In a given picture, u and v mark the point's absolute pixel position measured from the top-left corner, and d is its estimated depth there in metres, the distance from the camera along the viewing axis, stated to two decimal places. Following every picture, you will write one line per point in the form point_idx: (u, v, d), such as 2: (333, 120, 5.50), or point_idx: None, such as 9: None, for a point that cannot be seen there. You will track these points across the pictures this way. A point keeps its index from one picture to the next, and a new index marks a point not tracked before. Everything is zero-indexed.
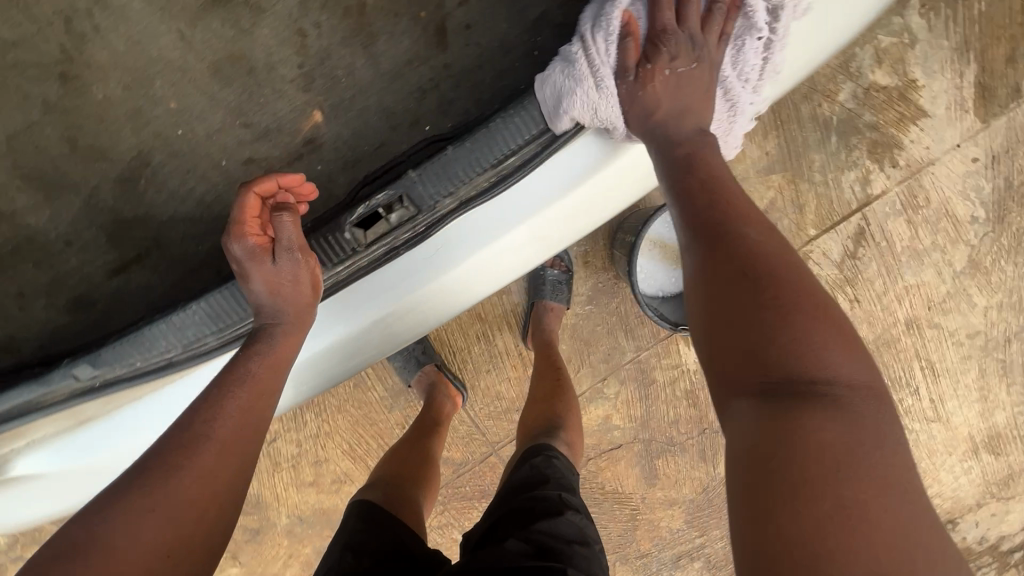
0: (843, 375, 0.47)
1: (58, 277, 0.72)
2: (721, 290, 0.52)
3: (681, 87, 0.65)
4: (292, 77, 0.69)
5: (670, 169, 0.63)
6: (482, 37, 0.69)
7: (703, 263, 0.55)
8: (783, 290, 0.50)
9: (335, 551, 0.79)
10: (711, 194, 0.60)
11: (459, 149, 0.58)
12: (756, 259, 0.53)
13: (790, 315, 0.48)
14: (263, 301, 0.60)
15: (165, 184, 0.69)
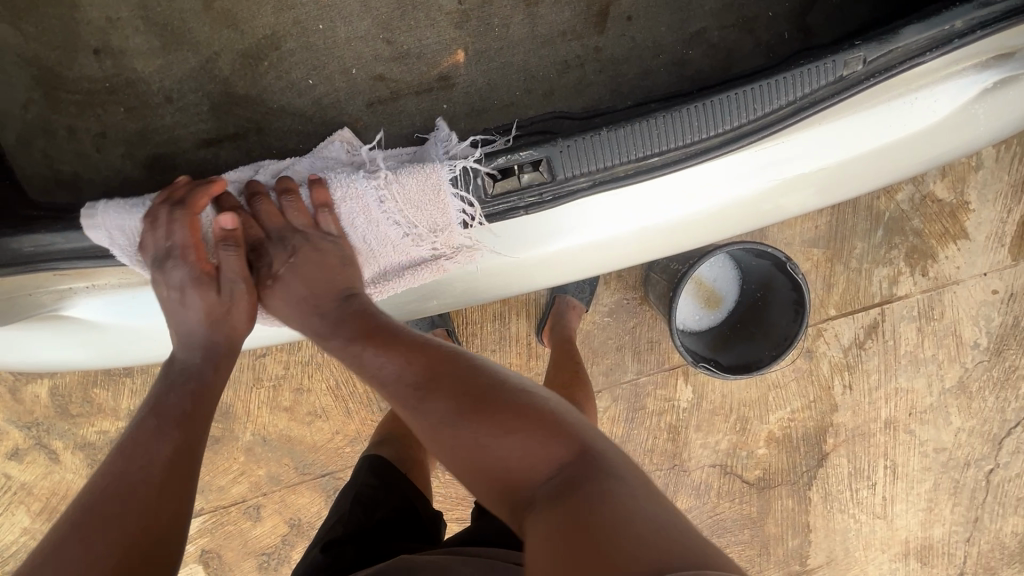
0: (553, 449, 0.51)
1: (146, 130, 0.69)
2: (451, 428, 0.54)
3: (310, 276, 0.65)
4: (449, 10, 0.68)
5: (344, 319, 0.65)
6: (639, 33, 0.69)
7: (431, 416, 0.56)
8: (489, 399, 0.55)
9: (347, 502, 0.80)
10: (401, 343, 0.62)
11: (613, 132, 0.56)
12: (464, 386, 0.57)
13: (492, 419, 0.53)
14: (192, 329, 0.63)
15: (288, 72, 0.68)
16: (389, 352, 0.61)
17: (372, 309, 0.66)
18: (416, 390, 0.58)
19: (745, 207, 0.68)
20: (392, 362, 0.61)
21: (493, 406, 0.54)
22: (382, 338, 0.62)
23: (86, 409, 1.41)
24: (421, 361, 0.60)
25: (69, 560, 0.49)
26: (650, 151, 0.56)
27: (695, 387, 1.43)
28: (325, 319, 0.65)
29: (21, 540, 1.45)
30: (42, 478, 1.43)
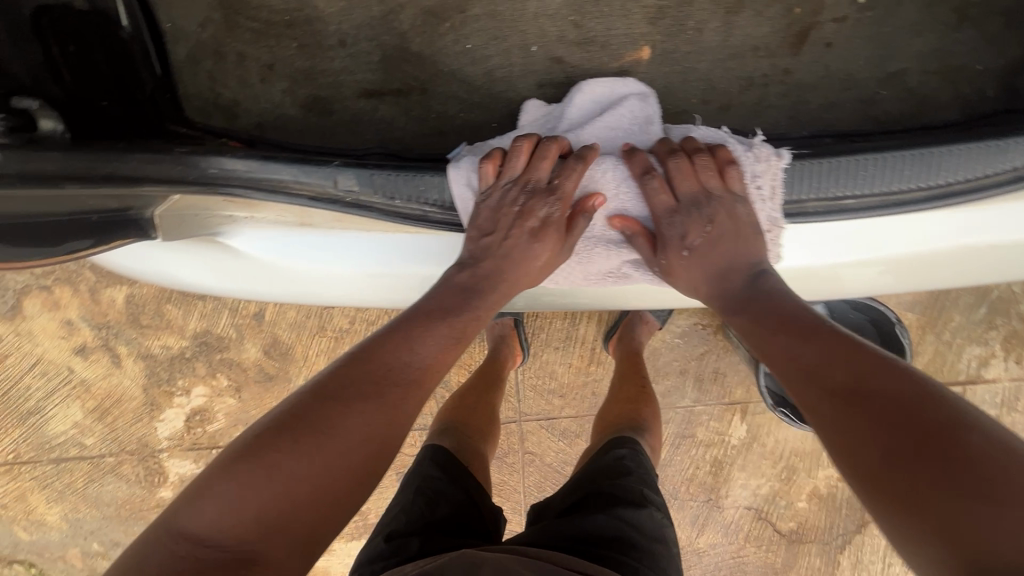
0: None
1: (312, 70, 0.68)
2: (880, 444, 0.43)
3: (709, 252, 0.63)
4: (645, 4, 0.65)
5: (746, 303, 0.60)
6: (835, 62, 0.65)
7: (841, 421, 0.46)
8: (949, 434, 0.40)
9: (409, 491, 0.80)
10: (816, 339, 0.52)
11: (806, 167, 0.54)
12: (908, 405, 0.43)
13: (956, 462, 0.39)
14: (518, 271, 0.65)
15: (467, 37, 0.66)
16: (808, 345, 0.52)
17: (783, 305, 0.57)
18: (834, 396, 0.48)
19: (907, 268, 0.66)
20: (806, 356, 0.52)
21: (957, 444, 0.40)
22: (798, 332, 0.54)
23: (156, 322, 1.45)
24: (838, 361, 0.49)
25: (347, 423, 0.52)
26: (848, 192, 0.53)
27: (750, 426, 1.37)
28: (739, 291, 0.62)
29: (71, 433, 1.51)
30: (101, 378, 1.48)
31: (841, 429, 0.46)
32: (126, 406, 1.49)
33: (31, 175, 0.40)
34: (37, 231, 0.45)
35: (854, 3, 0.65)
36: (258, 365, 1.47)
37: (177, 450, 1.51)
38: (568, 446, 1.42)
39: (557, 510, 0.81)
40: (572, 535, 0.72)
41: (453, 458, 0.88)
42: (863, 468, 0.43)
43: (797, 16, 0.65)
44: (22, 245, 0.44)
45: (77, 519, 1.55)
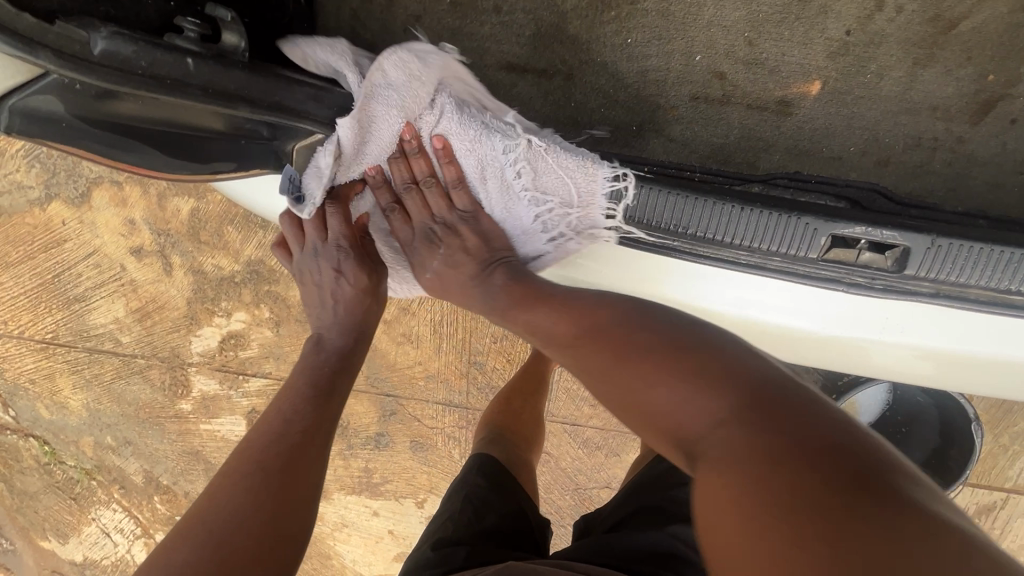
0: (714, 394, 0.44)
1: (458, 30, 0.65)
2: (609, 376, 0.51)
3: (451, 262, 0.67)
4: (831, 35, 0.60)
5: (489, 287, 0.65)
6: (1016, 141, 0.60)
7: (584, 367, 0.54)
8: (636, 342, 0.51)
9: (459, 501, 0.85)
10: (549, 301, 0.60)
11: (992, 251, 0.49)
12: (613, 337, 0.53)
13: (648, 366, 0.48)
14: (345, 316, 0.71)
15: (629, 31, 0.62)
16: (546, 309, 0.60)
17: (520, 290, 0.63)
18: (577, 347, 0.56)
19: None
20: (548, 325, 0.58)
21: (640, 348, 0.50)
22: (539, 302, 0.60)
23: (214, 241, 1.45)
24: (568, 321, 0.58)
25: (237, 498, 0.54)
26: (1019, 288, 0.50)
27: None
28: (487, 295, 0.65)
29: (109, 327, 1.53)
30: (150, 282, 1.49)
31: (586, 376, 0.54)
32: (167, 314, 1.51)
33: (209, 88, 0.39)
34: (191, 146, 0.45)
35: None
36: (301, 305, 1.47)
37: (206, 367, 1.54)
38: (586, 455, 1.40)
39: (607, 526, 0.80)
40: (620, 553, 0.70)
41: (500, 468, 0.92)
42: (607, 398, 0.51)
43: (989, 83, 0.59)
44: (176, 157, 0.45)
45: (98, 410, 1.60)
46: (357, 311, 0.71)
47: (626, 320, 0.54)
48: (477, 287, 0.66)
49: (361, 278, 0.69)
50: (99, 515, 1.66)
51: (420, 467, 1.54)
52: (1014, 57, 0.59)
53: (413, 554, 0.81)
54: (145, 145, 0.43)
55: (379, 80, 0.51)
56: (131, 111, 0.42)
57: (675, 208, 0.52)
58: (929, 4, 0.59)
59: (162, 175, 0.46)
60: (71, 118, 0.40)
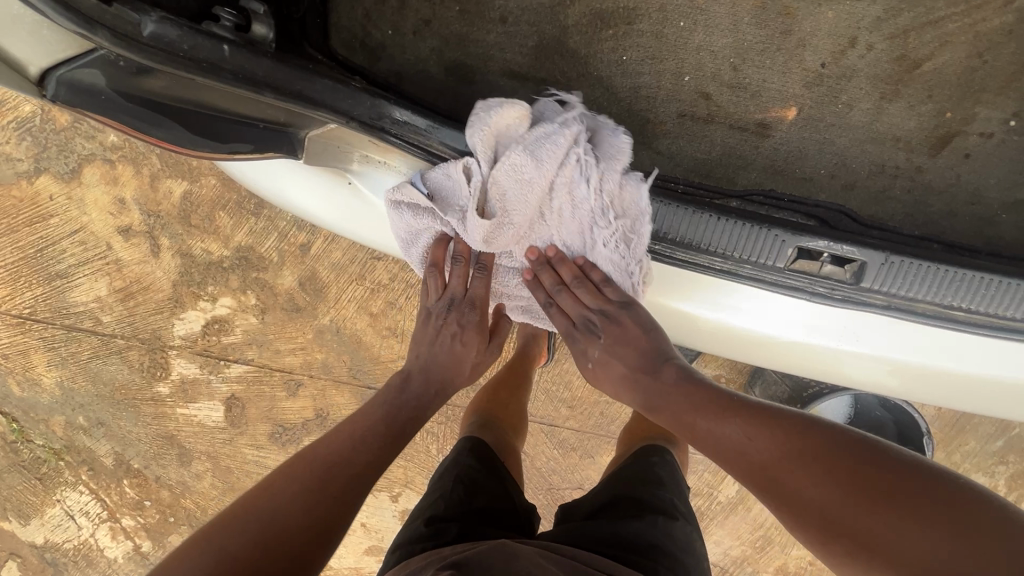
0: (981, 553, 0.42)
1: (465, 36, 0.69)
2: (830, 507, 0.49)
3: (612, 356, 0.69)
4: (808, 66, 0.66)
5: (658, 389, 0.65)
6: (968, 173, 0.65)
7: (786, 493, 0.52)
8: (871, 473, 0.49)
9: (448, 479, 0.88)
10: (736, 411, 0.58)
11: (937, 269, 0.55)
12: (830, 460, 0.51)
13: (890, 504, 0.47)
14: (449, 366, 0.80)
15: (626, 49, 0.67)
16: (730, 421, 0.58)
17: (703, 394, 0.62)
18: (773, 466, 0.53)
19: (998, 395, 0.64)
20: (729, 435, 0.57)
21: (874, 477, 0.48)
22: (718, 408, 0.60)
23: (204, 225, 1.45)
24: (764, 435, 0.55)
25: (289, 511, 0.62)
26: (960, 304, 0.55)
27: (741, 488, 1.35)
28: (654, 391, 0.65)
29: (90, 305, 1.52)
30: (136, 263, 1.49)
31: (792, 502, 0.52)
32: (151, 296, 1.51)
33: (238, 73, 0.42)
34: (215, 126, 0.48)
35: (1006, 122, 0.65)
36: (287, 294, 1.48)
37: (187, 351, 1.53)
38: (560, 456, 1.43)
39: (586, 513, 0.84)
40: (602, 538, 0.74)
41: (488, 451, 0.96)
42: (827, 533, 0.49)
43: (947, 119, 0.65)
44: (197, 135, 0.47)
45: (72, 389, 1.58)
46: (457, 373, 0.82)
47: (841, 443, 0.52)
48: (640, 381, 0.67)
49: (474, 334, 0.79)
50: (65, 496, 1.64)
51: (397, 461, 1.56)
52: (969, 97, 0.65)
53: (399, 531, 0.83)
54: (172, 121, 0.46)
55: (499, 180, 0.57)
56: (164, 88, 0.44)
57: (655, 215, 0.57)
58: (896, 45, 0.65)
59: (184, 151, 0.49)
60: (110, 92, 0.42)
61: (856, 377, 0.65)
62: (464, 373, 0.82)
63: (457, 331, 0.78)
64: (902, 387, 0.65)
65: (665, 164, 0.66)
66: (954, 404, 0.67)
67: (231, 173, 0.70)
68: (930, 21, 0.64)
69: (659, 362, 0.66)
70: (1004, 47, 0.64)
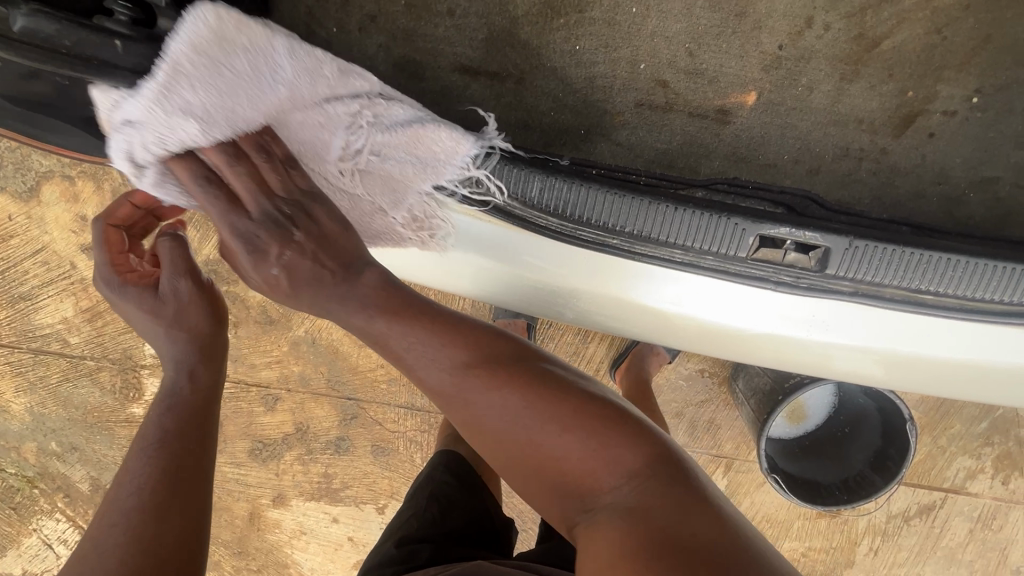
0: (617, 448, 0.53)
1: (413, 31, 0.66)
2: (506, 412, 0.55)
3: (298, 274, 0.58)
4: (765, 49, 0.64)
5: (345, 299, 0.59)
6: (933, 153, 0.64)
7: (465, 400, 0.57)
8: (549, 389, 0.56)
9: (423, 498, 0.86)
10: (423, 320, 0.59)
11: (904, 253, 0.53)
12: (520, 377, 0.56)
13: (559, 414, 0.54)
14: (162, 341, 0.68)
15: (579, 38, 0.65)
16: (419, 330, 0.58)
17: (430, 322, 0.59)
18: (462, 377, 0.57)
19: (972, 379, 0.62)
20: (463, 380, 0.57)
21: (550, 392, 0.56)
22: (441, 343, 0.58)
23: None
24: (458, 354, 0.57)
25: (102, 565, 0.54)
26: (927, 288, 0.54)
27: (729, 483, 1.34)
28: (349, 299, 0.59)
29: (57, 327, 1.48)
30: None
31: (475, 410, 0.56)
32: (119, 314, 1.46)
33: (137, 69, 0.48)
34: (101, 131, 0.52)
35: (969, 99, 0.63)
36: (260, 306, 1.44)
37: (160, 370, 1.49)
38: None
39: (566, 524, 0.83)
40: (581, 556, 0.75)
41: (465, 465, 0.93)
42: (494, 428, 0.56)
43: (909, 99, 0.63)
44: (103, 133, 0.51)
45: (42, 415, 1.53)
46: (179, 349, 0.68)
47: (528, 361, 0.58)
48: (333, 292, 0.58)
49: (140, 295, 0.68)
50: (42, 525, 1.59)
51: (381, 472, 1.53)
52: (930, 75, 0.63)
53: (368, 552, 0.82)
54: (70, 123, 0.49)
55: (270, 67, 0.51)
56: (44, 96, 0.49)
57: (613, 210, 0.54)
58: (853, 24, 0.63)
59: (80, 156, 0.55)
60: None
61: (829, 366, 0.64)
62: (184, 328, 0.69)
63: (126, 307, 0.68)
64: (875, 375, 0.64)
65: (625, 156, 0.64)
66: (927, 388, 0.66)
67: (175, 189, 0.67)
68: None
69: (352, 268, 0.59)
70: (963, 22, 0.63)
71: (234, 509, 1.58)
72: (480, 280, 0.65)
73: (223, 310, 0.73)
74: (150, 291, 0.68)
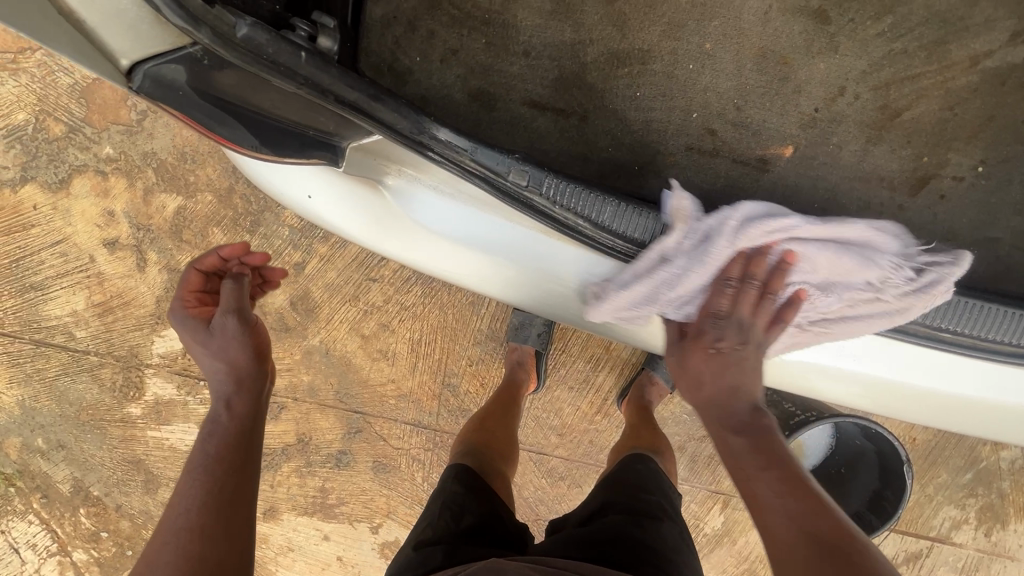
0: None
1: (490, 65, 0.73)
2: (811, 546, 0.57)
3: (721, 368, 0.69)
4: (802, 111, 0.72)
5: (718, 417, 0.72)
6: (944, 212, 0.72)
7: (778, 524, 0.60)
8: (856, 556, 0.56)
9: (436, 509, 0.87)
10: (775, 458, 0.66)
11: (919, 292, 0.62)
12: (839, 536, 0.58)
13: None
14: (216, 369, 0.81)
15: (640, 87, 0.73)
16: (774, 471, 0.64)
17: (747, 437, 0.68)
18: (785, 505, 0.61)
19: (958, 415, 0.72)
20: (782, 519, 0.60)
21: (858, 559, 0.56)
22: (764, 469, 0.65)
23: (196, 241, 1.42)
24: (785, 486, 0.63)
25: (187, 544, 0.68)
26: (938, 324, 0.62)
27: (726, 520, 1.36)
28: (734, 420, 0.70)
29: (64, 320, 1.46)
30: (119, 277, 1.45)
31: (777, 529, 0.60)
32: (131, 311, 1.46)
33: (319, 86, 0.46)
34: (277, 136, 0.51)
35: (975, 168, 0.72)
36: (275, 314, 1.45)
37: (165, 370, 1.48)
38: (549, 485, 1.42)
39: (576, 519, 0.85)
40: (588, 546, 0.75)
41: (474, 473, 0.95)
42: (791, 555, 0.58)
43: (924, 164, 0.72)
44: (259, 142, 0.50)
45: (33, 409, 1.50)
46: (223, 385, 0.81)
47: (853, 536, 0.58)
48: (733, 418, 0.70)
49: (196, 330, 0.80)
50: (12, 527, 1.52)
51: (379, 489, 1.52)
52: (942, 145, 0.72)
53: (391, 560, 0.84)
54: (233, 121, 0.48)
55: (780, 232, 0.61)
56: (222, 84, 0.46)
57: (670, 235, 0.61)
58: (879, 96, 0.72)
59: (239, 150, 0.51)
60: (187, 88, 0.44)
61: (833, 390, 0.73)
62: (230, 361, 0.80)
63: (187, 336, 0.81)
64: (872, 402, 0.73)
65: None
66: (915, 420, 0.75)
67: (274, 196, 0.71)
68: (909, 75, 0.72)
69: (754, 414, 0.70)
70: (972, 102, 0.72)
71: None
72: (502, 282, 0.70)
73: (268, 352, 0.85)
74: (203, 325, 0.80)
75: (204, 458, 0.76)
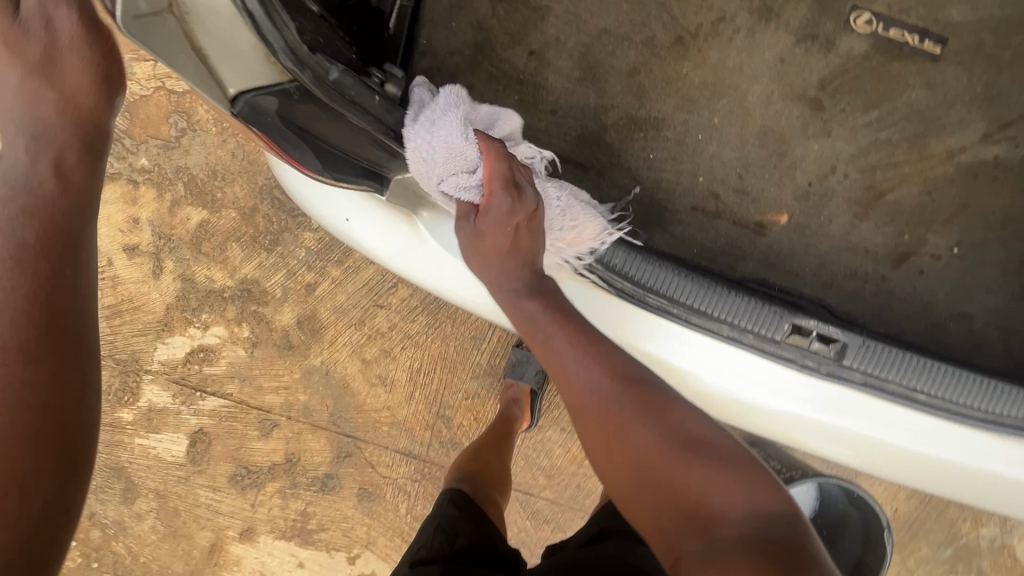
0: (676, 444, 0.59)
1: (520, 120, 0.81)
2: (583, 379, 0.64)
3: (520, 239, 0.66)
4: (797, 184, 0.80)
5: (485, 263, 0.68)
6: (922, 285, 0.79)
7: (559, 368, 0.66)
8: (620, 375, 0.63)
9: (431, 531, 0.89)
10: (544, 298, 0.67)
11: (898, 355, 0.67)
12: (603, 359, 0.64)
13: (629, 405, 0.61)
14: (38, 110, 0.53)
15: (653, 150, 0.81)
16: (543, 305, 0.67)
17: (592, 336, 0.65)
18: (560, 351, 0.66)
19: (948, 481, 0.73)
20: (556, 361, 0.66)
21: (626, 376, 0.63)
22: (620, 376, 0.63)
23: (214, 253, 1.46)
24: (555, 334, 0.65)
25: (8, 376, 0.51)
26: (918, 387, 0.67)
27: None
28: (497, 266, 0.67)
29: None
30: (132, 281, 1.48)
31: (566, 378, 0.66)
32: (140, 316, 1.49)
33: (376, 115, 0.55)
34: (340, 164, 0.57)
35: (950, 249, 0.80)
36: (280, 331, 1.48)
37: (164, 378, 1.50)
38: (532, 527, 1.42)
39: (572, 547, 0.87)
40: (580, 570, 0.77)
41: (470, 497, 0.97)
42: (579, 403, 0.65)
43: (905, 241, 0.79)
44: (322, 167, 0.56)
45: None
46: (53, 124, 0.53)
47: (616, 352, 0.65)
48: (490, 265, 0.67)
49: None
50: None
51: (361, 518, 1.51)
52: (922, 226, 0.80)
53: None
54: (305, 147, 0.54)
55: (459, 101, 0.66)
56: (306, 115, 0.52)
57: (675, 286, 0.67)
58: (867, 177, 0.81)
59: (305, 172, 0.57)
60: (275, 116, 0.51)
61: (822, 446, 0.75)
62: (73, 92, 0.53)
63: None
64: (861, 461, 0.75)
65: (677, 246, 0.78)
66: (905, 480, 0.76)
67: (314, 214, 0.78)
68: (893, 162, 0.81)
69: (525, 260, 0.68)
70: (948, 191, 0.80)
71: (196, 538, 1.52)
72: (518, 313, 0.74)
73: (120, 78, 0.57)
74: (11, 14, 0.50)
75: (14, 244, 0.51)
